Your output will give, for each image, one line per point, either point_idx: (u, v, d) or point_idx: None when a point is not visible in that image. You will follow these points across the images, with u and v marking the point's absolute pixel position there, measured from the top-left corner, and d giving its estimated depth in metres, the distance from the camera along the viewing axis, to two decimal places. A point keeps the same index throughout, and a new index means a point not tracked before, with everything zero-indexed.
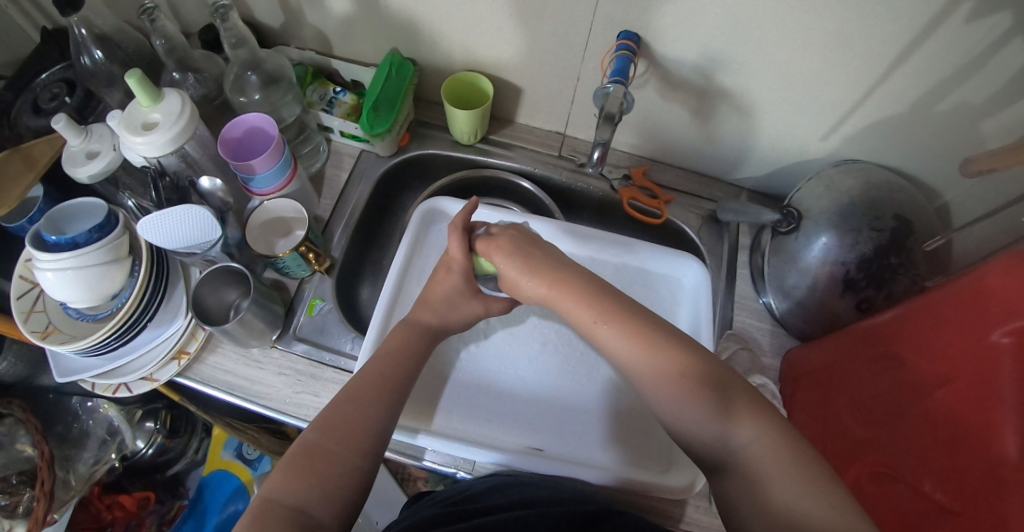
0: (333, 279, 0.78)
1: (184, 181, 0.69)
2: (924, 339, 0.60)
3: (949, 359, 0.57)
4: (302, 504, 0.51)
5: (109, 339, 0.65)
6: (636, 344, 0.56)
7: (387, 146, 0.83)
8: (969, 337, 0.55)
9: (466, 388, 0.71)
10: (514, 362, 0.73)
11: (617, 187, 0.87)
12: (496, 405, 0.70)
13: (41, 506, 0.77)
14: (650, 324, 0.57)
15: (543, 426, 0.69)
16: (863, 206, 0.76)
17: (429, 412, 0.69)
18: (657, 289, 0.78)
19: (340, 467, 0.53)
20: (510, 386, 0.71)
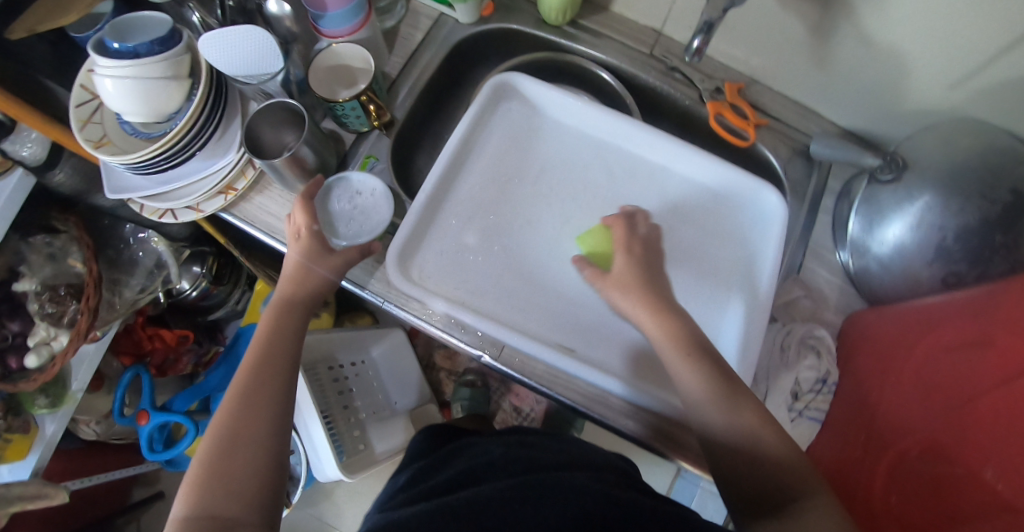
0: (390, 137, 0.75)
1: (252, 5, 0.67)
2: (1007, 320, 0.54)
3: None
4: (216, 509, 0.49)
5: (159, 159, 0.67)
6: (667, 345, 0.56)
7: (469, 12, 0.77)
8: None
9: (493, 265, 0.69)
10: (556, 253, 0.70)
11: (706, 98, 0.79)
12: (531, 293, 0.68)
13: (84, 321, 0.82)
14: (677, 313, 0.57)
15: (576, 324, 0.67)
16: (979, 171, 0.66)
17: (453, 285, 0.68)
18: (724, 215, 0.72)
19: (254, 450, 0.53)
20: (548, 275, 0.69)
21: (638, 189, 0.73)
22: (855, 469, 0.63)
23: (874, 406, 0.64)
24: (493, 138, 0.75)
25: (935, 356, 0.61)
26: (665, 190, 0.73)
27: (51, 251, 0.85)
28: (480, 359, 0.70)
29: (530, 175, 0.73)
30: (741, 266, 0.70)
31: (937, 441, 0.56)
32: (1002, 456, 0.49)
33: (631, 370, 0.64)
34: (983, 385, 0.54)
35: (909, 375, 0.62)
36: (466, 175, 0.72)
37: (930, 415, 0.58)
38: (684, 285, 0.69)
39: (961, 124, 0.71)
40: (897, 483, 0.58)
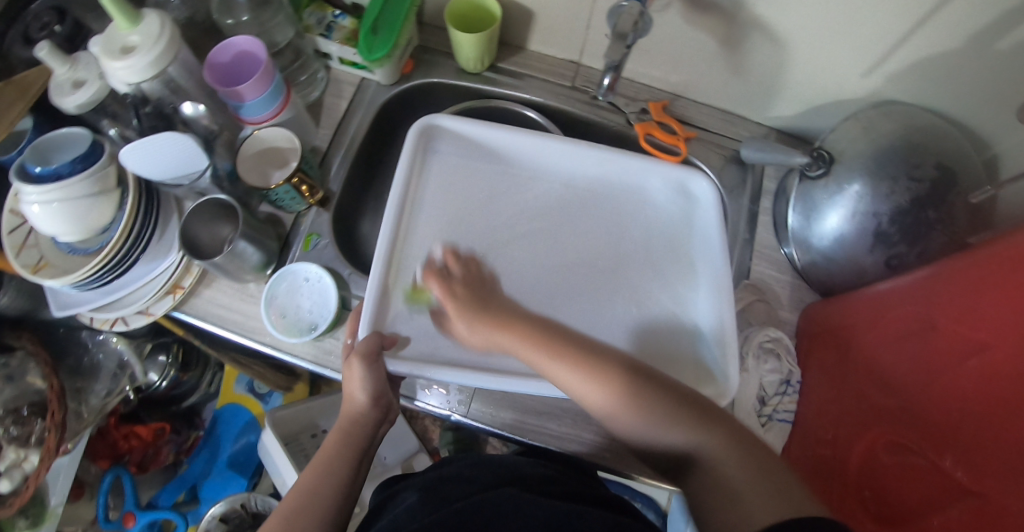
0: (328, 212, 0.76)
1: (168, 108, 0.68)
2: (963, 303, 0.54)
3: (990, 326, 0.51)
4: None
5: (99, 274, 0.68)
6: (574, 372, 0.55)
7: (389, 74, 0.79)
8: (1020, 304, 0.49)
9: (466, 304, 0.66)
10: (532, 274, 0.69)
11: (633, 121, 0.81)
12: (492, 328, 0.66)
13: (53, 437, 0.80)
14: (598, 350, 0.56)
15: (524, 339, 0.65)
16: (902, 152, 0.68)
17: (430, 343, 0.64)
18: (678, 208, 0.73)
19: None
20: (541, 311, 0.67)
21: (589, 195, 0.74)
22: (825, 475, 0.61)
23: (832, 402, 0.64)
24: (433, 181, 0.72)
25: (880, 340, 0.61)
26: (620, 195, 0.74)
27: (8, 372, 0.84)
28: (450, 419, 0.71)
29: (486, 206, 0.72)
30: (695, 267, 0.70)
31: (900, 431, 0.56)
32: (968, 441, 0.50)
33: None
34: (938, 371, 0.54)
35: (857, 364, 0.63)
36: (414, 232, 0.69)
37: (888, 404, 0.58)
38: (637, 289, 0.69)
39: (879, 110, 0.74)
40: (867, 480, 0.57)
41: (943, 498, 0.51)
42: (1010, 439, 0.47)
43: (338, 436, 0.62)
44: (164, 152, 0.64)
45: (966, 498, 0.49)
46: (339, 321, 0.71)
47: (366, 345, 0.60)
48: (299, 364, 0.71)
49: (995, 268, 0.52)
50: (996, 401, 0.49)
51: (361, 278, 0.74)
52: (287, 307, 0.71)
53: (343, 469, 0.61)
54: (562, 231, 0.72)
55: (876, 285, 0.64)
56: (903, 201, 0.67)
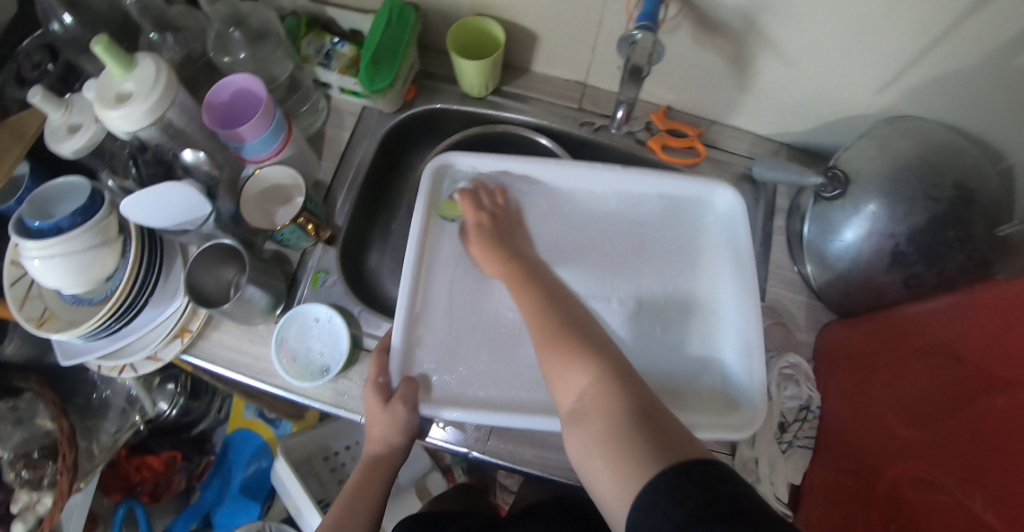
0: (336, 249, 0.74)
1: (167, 154, 0.68)
2: (982, 337, 0.55)
3: (1008, 361, 0.51)
4: None
5: (107, 323, 0.67)
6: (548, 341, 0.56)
7: (391, 102, 0.77)
8: None
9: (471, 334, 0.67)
10: None
11: (643, 139, 0.79)
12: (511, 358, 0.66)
13: (65, 479, 0.79)
14: (553, 302, 0.60)
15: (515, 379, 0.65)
16: (920, 170, 0.67)
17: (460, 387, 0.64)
18: (689, 215, 0.73)
19: None
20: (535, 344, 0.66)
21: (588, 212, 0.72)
22: (857, 503, 0.62)
23: (861, 429, 0.64)
24: (453, 218, 0.72)
25: (911, 368, 0.61)
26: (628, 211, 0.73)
27: (17, 416, 0.84)
28: (468, 455, 0.68)
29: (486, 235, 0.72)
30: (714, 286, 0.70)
31: (922, 465, 0.56)
32: (991, 485, 0.49)
33: None
34: (959, 402, 0.55)
35: (887, 392, 0.63)
36: (435, 274, 0.69)
37: (914, 436, 0.58)
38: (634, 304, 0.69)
39: (892, 127, 0.73)
40: (894, 515, 0.58)
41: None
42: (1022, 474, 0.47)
43: (364, 472, 0.65)
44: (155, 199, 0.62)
45: None
46: (352, 361, 0.70)
47: (403, 393, 0.61)
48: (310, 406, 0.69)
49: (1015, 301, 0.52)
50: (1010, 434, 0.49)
51: (371, 314, 0.72)
52: (298, 349, 0.69)
53: (371, 504, 0.64)
54: (572, 252, 0.71)
55: (907, 309, 0.65)
56: (920, 222, 0.66)
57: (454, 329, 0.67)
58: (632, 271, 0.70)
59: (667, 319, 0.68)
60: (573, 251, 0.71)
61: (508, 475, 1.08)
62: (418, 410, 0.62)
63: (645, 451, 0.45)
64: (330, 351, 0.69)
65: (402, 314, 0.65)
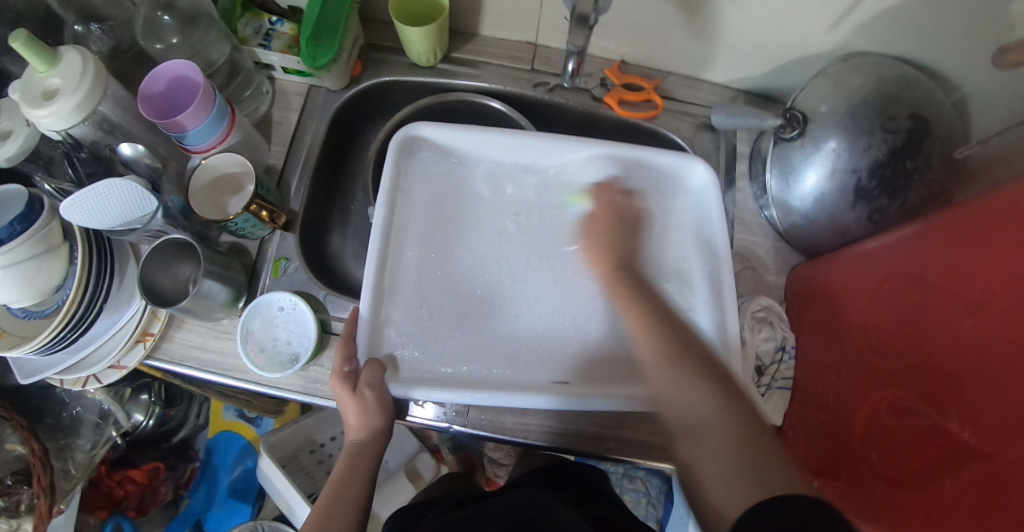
0: (294, 234, 0.72)
1: (104, 150, 0.65)
2: (956, 261, 0.54)
3: (986, 284, 0.51)
4: None
5: (62, 334, 0.64)
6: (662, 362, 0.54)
7: (337, 79, 0.74)
8: (1011, 264, 0.49)
9: (444, 308, 0.66)
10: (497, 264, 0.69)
11: (599, 96, 0.77)
12: (485, 332, 0.66)
13: (43, 502, 0.77)
14: (661, 319, 0.57)
15: (492, 351, 0.65)
16: (876, 105, 0.67)
17: (433, 363, 0.64)
18: (660, 186, 0.71)
19: None
20: (507, 318, 0.66)
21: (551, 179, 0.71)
22: (838, 440, 0.62)
23: (836, 366, 0.65)
24: (415, 193, 0.70)
25: (880, 301, 0.62)
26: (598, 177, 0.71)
27: None
28: (449, 430, 0.67)
29: (451, 211, 0.70)
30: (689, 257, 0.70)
31: (899, 394, 0.56)
32: (969, 403, 0.50)
33: (588, 370, 0.64)
34: (933, 328, 0.55)
35: (858, 325, 0.63)
36: (401, 251, 0.67)
37: (889, 366, 0.58)
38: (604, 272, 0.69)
39: (847, 63, 0.73)
40: (875, 445, 0.58)
41: (950, 460, 0.51)
42: (1009, 396, 0.47)
43: (347, 460, 0.62)
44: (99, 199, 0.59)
45: (973, 462, 0.49)
46: (321, 347, 0.68)
47: (369, 377, 0.60)
48: (283, 396, 0.67)
49: (993, 225, 0.52)
50: (994, 356, 0.49)
51: (337, 298, 0.71)
52: (264, 340, 0.67)
53: (359, 487, 0.61)
54: (541, 226, 0.70)
55: (876, 241, 0.64)
56: (881, 156, 0.66)
57: (424, 305, 0.66)
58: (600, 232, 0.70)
59: (641, 285, 0.68)
60: (539, 220, 0.71)
61: (499, 449, 1.06)
62: (388, 389, 0.61)
63: (751, 487, 0.45)
64: (298, 338, 0.67)
65: (371, 293, 0.63)
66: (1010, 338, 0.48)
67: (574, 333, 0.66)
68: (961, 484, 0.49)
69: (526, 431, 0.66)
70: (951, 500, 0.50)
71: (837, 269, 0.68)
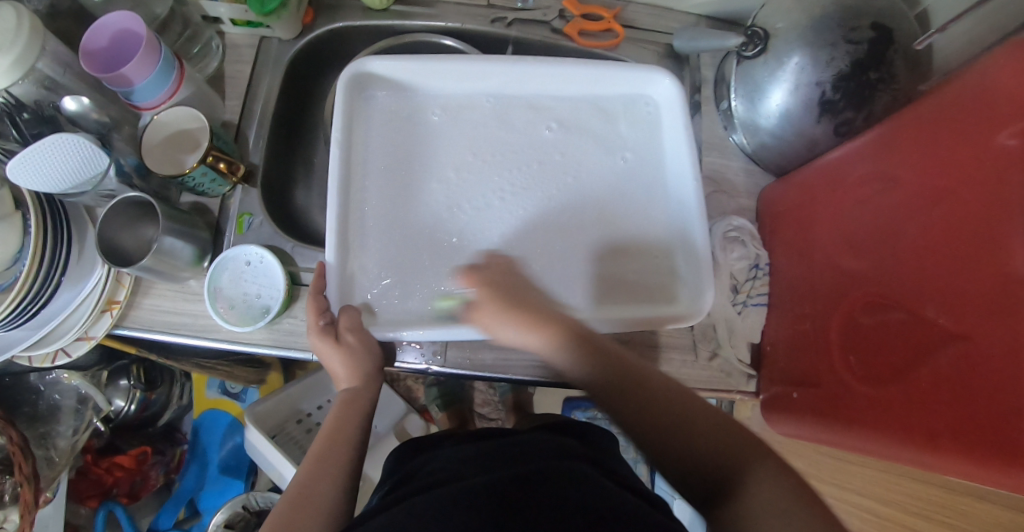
0: (257, 188, 0.70)
1: (48, 110, 0.62)
2: (922, 152, 0.54)
3: (954, 168, 0.51)
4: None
5: (25, 304, 0.62)
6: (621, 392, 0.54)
7: (289, 27, 0.72)
8: (977, 145, 0.49)
9: (417, 249, 0.65)
10: (462, 198, 0.67)
11: (558, 27, 0.76)
12: (461, 271, 0.65)
13: (26, 490, 0.76)
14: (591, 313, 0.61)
15: (464, 283, 0.64)
16: (838, 17, 0.66)
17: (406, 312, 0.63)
18: (623, 109, 0.71)
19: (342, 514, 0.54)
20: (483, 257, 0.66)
21: (513, 107, 0.70)
22: (818, 348, 0.62)
23: (811, 274, 0.65)
24: (374, 139, 0.68)
25: (853, 204, 0.61)
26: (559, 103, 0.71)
27: None
28: (429, 372, 0.67)
29: (413, 150, 0.68)
30: (661, 178, 0.69)
31: (876, 291, 0.57)
32: (945, 292, 0.50)
33: (585, 297, 0.65)
34: (906, 221, 0.55)
35: (831, 233, 0.63)
36: (364, 197, 0.66)
37: (867, 266, 0.58)
38: (568, 196, 0.68)
39: None
40: (852, 346, 0.58)
41: (927, 347, 0.51)
42: (985, 277, 0.47)
43: (342, 404, 0.61)
44: (67, 156, 0.58)
45: (948, 345, 0.49)
46: (293, 298, 0.66)
47: (347, 321, 0.60)
48: (259, 351, 0.66)
49: (953, 108, 0.52)
50: (966, 236, 0.49)
51: (306, 249, 0.69)
52: (234, 296, 0.65)
53: (353, 434, 0.60)
54: (510, 154, 0.69)
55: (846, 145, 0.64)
56: (844, 66, 0.65)
57: (395, 247, 0.65)
58: (563, 154, 0.69)
59: (610, 216, 0.68)
60: (498, 145, 0.69)
61: (486, 403, 1.07)
62: (371, 333, 0.61)
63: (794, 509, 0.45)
64: (269, 290, 0.65)
65: (336, 239, 0.62)
66: (985, 217, 0.47)
67: (543, 267, 0.65)
68: (937, 371, 0.50)
69: (509, 367, 0.66)
70: (928, 387, 0.50)
71: (805, 183, 0.68)
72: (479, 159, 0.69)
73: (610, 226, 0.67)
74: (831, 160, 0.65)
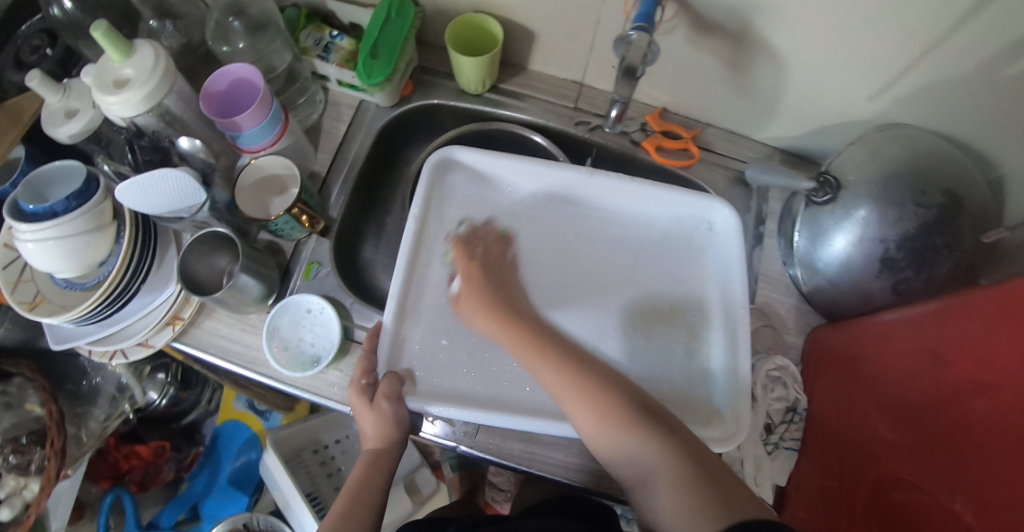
0: (330, 241, 0.75)
1: (164, 141, 0.69)
2: (968, 340, 0.55)
3: (997, 365, 0.51)
4: None
5: (101, 307, 0.68)
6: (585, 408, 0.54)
7: (388, 96, 0.78)
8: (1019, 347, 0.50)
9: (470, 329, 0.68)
10: (521, 288, 0.70)
11: (636, 139, 0.79)
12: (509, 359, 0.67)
13: (52, 465, 0.80)
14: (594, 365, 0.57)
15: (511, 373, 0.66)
16: (909, 177, 0.68)
17: (444, 388, 0.65)
18: (688, 229, 0.73)
19: None
20: None
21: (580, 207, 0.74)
22: (843, 506, 0.62)
23: (844, 431, 0.65)
24: (448, 217, 0.72)
25: (895, 372, 0.62)
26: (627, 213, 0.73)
27: (7, 400, 0.89)
28: (456, 450, 0.68)
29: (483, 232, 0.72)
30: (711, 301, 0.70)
31: (903, 467, 0.57)
32: (970, 486, 0.50)
33: None
34: (945, 405, 0.55)
35: (870, 396, 0.64)
36: (430, 269, 0.70)
37: (898, 438, 0.59)
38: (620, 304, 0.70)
39: (884, 133, 0.73)
40: (872, 513, 0.58)
41: None
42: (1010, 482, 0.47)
43: (365, 464, 0.63)
44: (177, 187, 0.65)
45: None
46: (342, 352, 0.70)
47: (386, 387, 0.62)
48: (300, 395, 0.69)
49: (1003, 306, 0.53)
50: (998, 436, 0.49)
51: (363, 307, 0.73)
52: (289, 339, 0.70)
53: (373, 498, 0.62)
54: (573, 254, 0.72)
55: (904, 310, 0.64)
56: (910, 227, 0.66)
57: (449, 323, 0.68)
58: (624, 262, 0.72)
59: (660, 331, 0.69)
60: (565, 243, 0.72)
61: (499, 475, 1.14)
62: (405, 403, 0.63)
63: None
64: (324, 346, 0.69)
65: (395, 306, 0.66)
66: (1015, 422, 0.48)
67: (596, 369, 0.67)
68: None
69: (533, 462, 0.67)
70: None
71: (856, 338, 0.68)
72: (540, 253, 0.72)
73: (659, 341, 0.68)
74: (887, 320, 0.65)
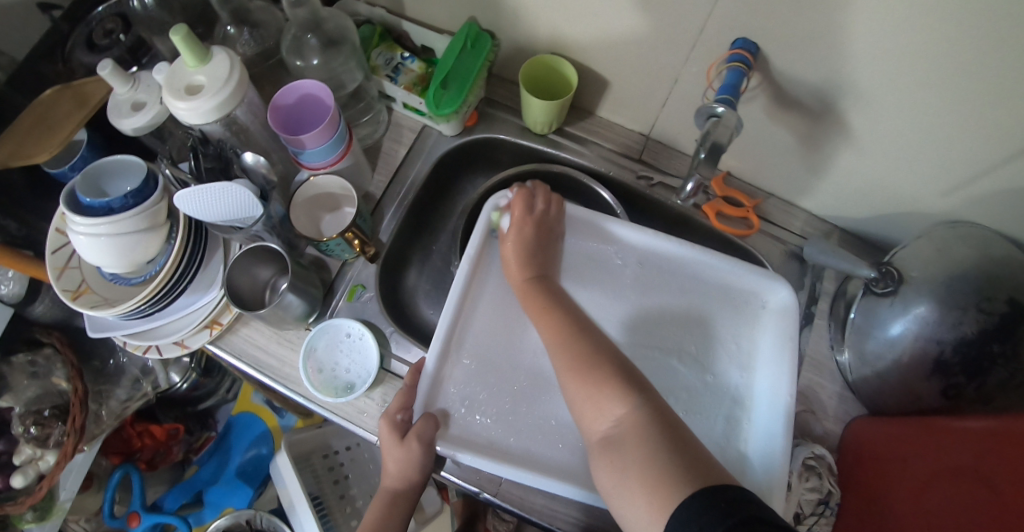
0: (377, 266, 0.75)
1: (228, 151, 0.68)
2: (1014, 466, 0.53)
3: None
4: None
5: (144, 306, 0.68)
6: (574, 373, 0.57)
7: (451, 127, 0.77)
8: None
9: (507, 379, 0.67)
10: None
11: (697, 203, 0.78)
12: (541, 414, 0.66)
13: (70, 440, 0.81)
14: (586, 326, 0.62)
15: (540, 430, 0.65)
16: (975, 280, 0.65)
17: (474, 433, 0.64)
18: (741, 301, 0.70)
19: None
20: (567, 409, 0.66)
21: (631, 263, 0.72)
22: None
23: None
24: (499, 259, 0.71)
25: (937, 487, 0.59)
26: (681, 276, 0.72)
27: (34, 369, 0.87)
28: (478, 496, 0.68)
29: None
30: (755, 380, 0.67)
31: None
32: None
33: None
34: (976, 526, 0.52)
35: (907, 506, 0.60)
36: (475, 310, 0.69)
37: None
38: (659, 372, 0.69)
39: (953, 230, 0.70)
40: None
41: None
42: None
43: (384, 505, 0.64)
44: (231, 202, 0.63)
45: None
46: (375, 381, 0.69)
47: (420, 430, 0.61)
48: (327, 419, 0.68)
49: None
50: None
51: (402, 337, 0.72)
52: (325, 362, 0.69)
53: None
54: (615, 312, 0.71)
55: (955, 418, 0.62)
56: (970, 334, 0.64)
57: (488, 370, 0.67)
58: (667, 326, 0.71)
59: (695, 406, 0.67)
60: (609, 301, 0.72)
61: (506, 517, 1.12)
62: (435, 447, 0.61)
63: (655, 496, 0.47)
64: (361, 374, 0.69)
65: (440, 347, 0.64)
66: None
67: None
68: None
69: (554, 518, 0.67)
70: None
71: (900, 438, 0.66)
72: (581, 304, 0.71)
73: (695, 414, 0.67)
74: (933, 427, 0.63)
